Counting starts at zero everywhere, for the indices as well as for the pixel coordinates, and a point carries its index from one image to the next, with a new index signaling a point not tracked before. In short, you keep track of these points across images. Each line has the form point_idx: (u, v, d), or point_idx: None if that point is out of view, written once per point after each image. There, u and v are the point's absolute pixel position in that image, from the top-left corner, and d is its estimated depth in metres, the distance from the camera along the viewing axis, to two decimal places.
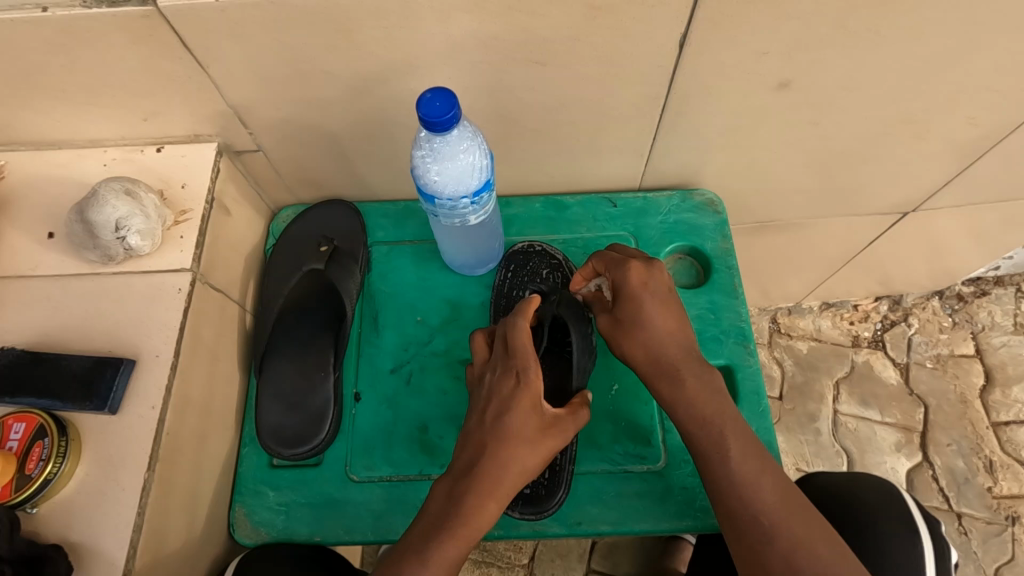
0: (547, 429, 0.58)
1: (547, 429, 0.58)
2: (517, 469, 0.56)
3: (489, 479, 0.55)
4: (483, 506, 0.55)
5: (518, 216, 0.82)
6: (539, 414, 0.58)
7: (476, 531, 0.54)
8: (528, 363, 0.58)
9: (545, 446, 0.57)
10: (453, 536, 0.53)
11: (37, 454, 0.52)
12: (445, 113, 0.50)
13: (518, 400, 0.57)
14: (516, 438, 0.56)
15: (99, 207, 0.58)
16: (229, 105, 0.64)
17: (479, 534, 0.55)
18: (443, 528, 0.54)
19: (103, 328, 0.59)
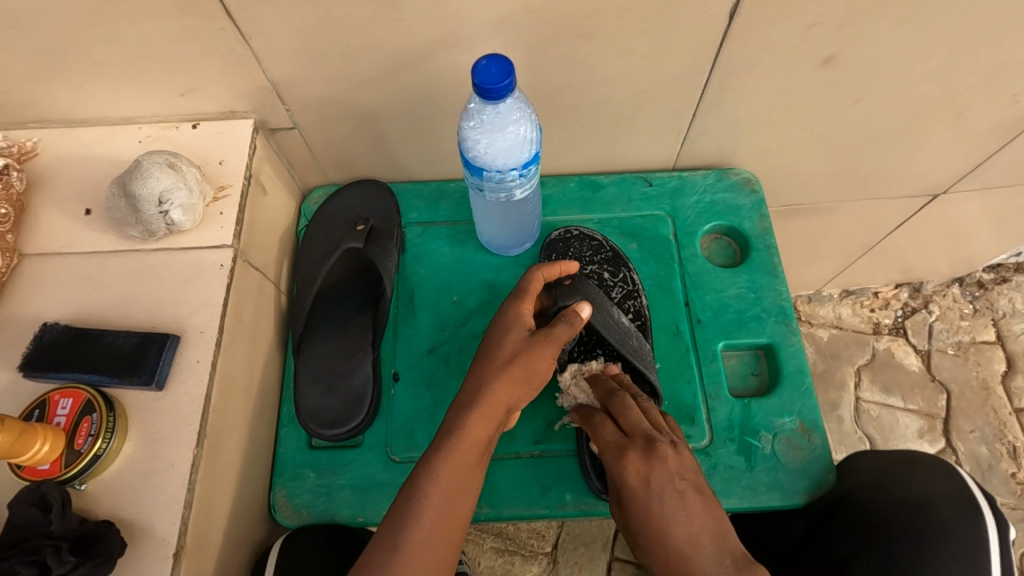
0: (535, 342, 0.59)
1: (532, 349, 0.58)
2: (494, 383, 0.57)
3: (471, 397, 0.56)
4: (468, 422, 0.55)
5: (553, 197, 0.81)
6: (516, 335, 0.60)
7: (462, 445, 0.54)
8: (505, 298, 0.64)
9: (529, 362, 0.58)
10: (442, 453, 0.53)
11: (86, 430, 0.51)
12: (500, 81, 0.49)
13: (496, 334, 0.61)
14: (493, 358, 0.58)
15: (141, 180, 0.57)
16: (269, 80, 0.63)
17: (472, 448, 0.54)
18: (437, 450, 0.54)
19: (145, 304, 0.58)
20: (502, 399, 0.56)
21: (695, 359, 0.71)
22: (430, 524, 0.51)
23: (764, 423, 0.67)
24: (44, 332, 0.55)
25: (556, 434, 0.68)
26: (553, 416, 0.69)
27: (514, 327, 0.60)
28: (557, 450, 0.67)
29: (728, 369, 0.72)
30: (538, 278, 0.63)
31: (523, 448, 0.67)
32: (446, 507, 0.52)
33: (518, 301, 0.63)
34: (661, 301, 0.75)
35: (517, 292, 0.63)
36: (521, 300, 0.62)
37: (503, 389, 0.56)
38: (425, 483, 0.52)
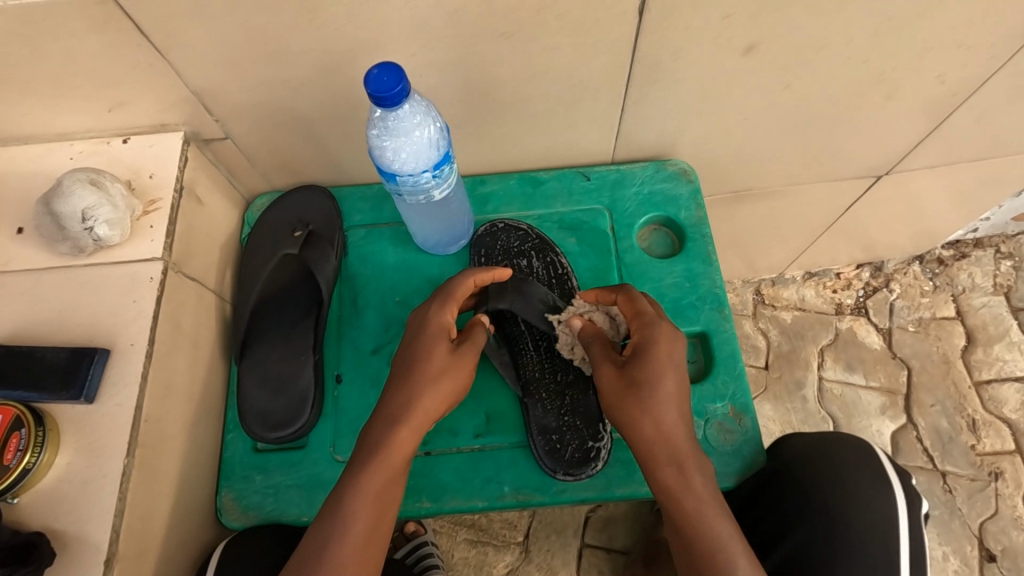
0: (457, 354, 0.62)
1: (452, 363, 0.62)
2: (426, 398, 0.59)
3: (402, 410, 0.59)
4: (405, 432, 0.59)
5: (493, 194, 0.82)
6: (440, 347, 0.62)
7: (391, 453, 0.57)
8: (431, 306, 0.64)
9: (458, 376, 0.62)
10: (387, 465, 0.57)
11: (15, 445, 0.52)
12: (392, 87, 0.50)
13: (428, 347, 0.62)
14: (423, 374, 0.60)
15: (65, 198, 0.58)
16: (192, 91, 0.64)
17: (399, 458, 0.58)
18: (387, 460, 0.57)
19: (77, 319, 0.59)
20: (429, 412, 0.60)
21: None
22: (361, 531, 0.55)
23: (698, 409, 0.69)
24: None
25: (495, 427, 0.69)
26: (492, 410, 0.70)
27: (440, 335, 0.62)
28: (496, 443, 0.69)
29: None
30: (468, 282, 0.65)
31: (464, 442, 0.69)
32: (377, 511, 0.56)
33: (444, 314, 0.63)
34: None
35: (444, 296, 0.64)
36: (444, 307, 0.64)
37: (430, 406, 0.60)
38: (366, 493, 0.55)
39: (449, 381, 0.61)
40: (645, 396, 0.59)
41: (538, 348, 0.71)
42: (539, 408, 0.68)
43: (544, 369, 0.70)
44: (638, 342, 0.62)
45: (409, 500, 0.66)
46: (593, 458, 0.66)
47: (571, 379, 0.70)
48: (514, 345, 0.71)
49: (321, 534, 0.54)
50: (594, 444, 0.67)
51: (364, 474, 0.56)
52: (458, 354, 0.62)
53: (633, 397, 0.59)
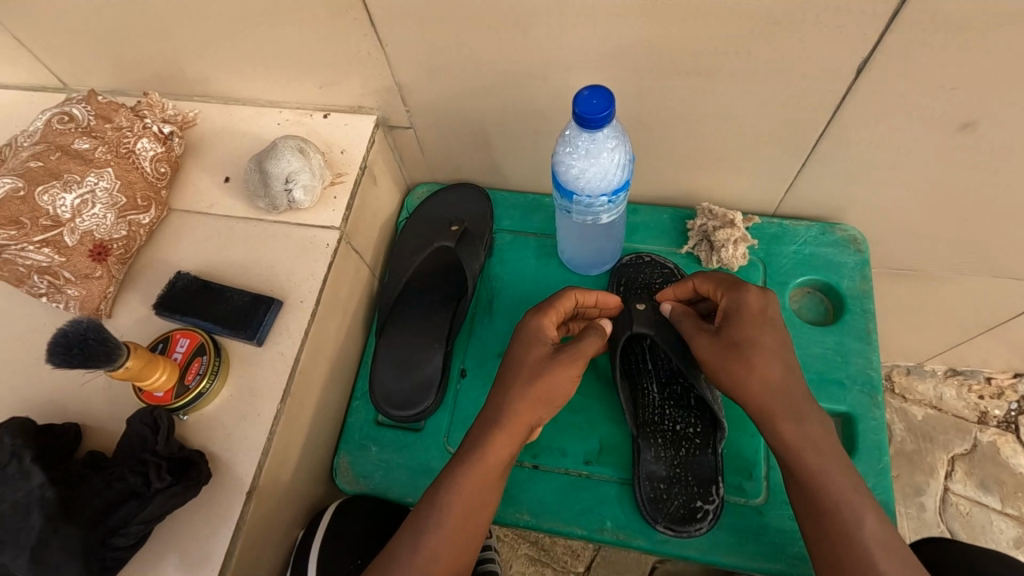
0: (561, 356, 0.59)
1: (553, 366, 0.58)
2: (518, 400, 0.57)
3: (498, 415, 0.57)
4: (513, 441, 0.57)
5: (644, 225, 0.81)
6: (537, 351, 0.60)
7: (483, 463, 0.56)
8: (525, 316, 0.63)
9: (566, 375, 0.58)
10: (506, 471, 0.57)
11: (195, 369, 0.58)
12: (600, 111, 0.51)
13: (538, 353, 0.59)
14: (539, 374, 0.57)
15: (275, 159, 0.63)
16: (396, 82, 0.69)
17: (492, 466, 0.56)
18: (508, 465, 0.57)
19: (260, 267, 0.65)
20: (534, 418, 0.58)
21: None
22: (450, 530, 0.55)
23: None
24: (178, 278, 0.63)
25: (606, 457, 0.68)
26: (607, 441, 0.69)
27: (535, 341, 0.61)
28: (605, 474, 0.68)
29: None
30: (568, 295, 0.63)
31: (572, 465, 0.68)
32: (469, 514, 0.56)
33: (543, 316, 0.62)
34: None
35: (535, 309, 0.64)
36: (539, 314, 0.63)
37: (534, 411, 0.58)
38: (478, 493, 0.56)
39: (549, 382, 0.58)
40: (751, 356, 0.57)
41: (661, 391, 0.69)
42: (650, 450, 0.66)
43: (663, 414, 0.68)
44: (728, 307, 0.60)
45: (510, 509, 0.67)
46: (698, 518, 0.62)
47: (690, 431, 0.66)
48: (638, 383, 0.69)
49: (413, 531, 0.55)
50: (702, 502, 0.63)
51: (471, 476, 0.56)
52: (560, 355, 0.59)
53: (735, 358, 0.57)
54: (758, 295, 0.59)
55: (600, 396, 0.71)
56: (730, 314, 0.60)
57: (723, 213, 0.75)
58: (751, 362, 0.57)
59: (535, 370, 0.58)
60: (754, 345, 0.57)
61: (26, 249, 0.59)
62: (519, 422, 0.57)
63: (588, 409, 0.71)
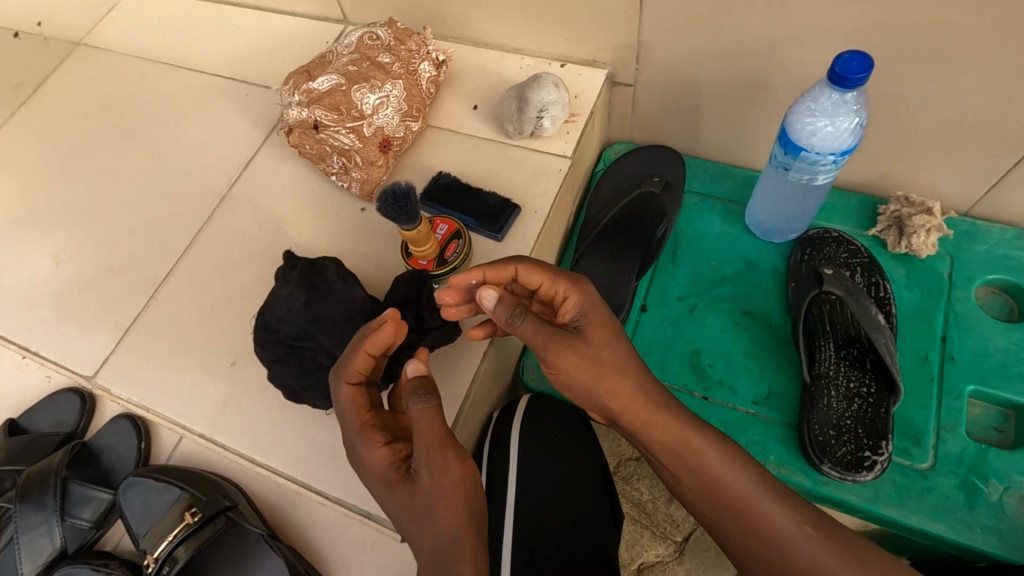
0: (437, 450, 0.50)
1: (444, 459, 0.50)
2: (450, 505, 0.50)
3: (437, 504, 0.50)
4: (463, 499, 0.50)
5: (831, 205, 0.85)
6: (394, 481, 0.52)
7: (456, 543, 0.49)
8: (352, 433, 0.53)
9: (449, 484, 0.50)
10: None
11: (453, 249, 0.70)
12: (857, 72, 0.57)
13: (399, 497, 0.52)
14: (432, 463, 0.50)
15: (537, 88, 0.73)
16: (639, 40, 0.78)
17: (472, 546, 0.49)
18: None
19: (500, 181, 0.77)
20: (463, 496, 0.50)
21: (937, 391, 0.72)
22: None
23: (999, 473, 0.67)
24: (441, 177, 0.76)
25: (773, 402, 0.74)
26: (775, 387, 0.75)
27: (393, 461, 0.53)
28: (771, 416, 0.74)
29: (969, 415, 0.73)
30: (360, 357, 0.53)
31: (740, 403, 0.75)
32: None
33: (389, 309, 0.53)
34: (916, 327, 0.76)
35: (359, 420, 0.54)
36: (370, 445, 0.53)
37: (454, 494, 0.50)
38: None
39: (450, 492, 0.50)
40: (590, 354, 0.55)
41: (837, 352, 0.74)
42: (821, 401, 0.71)
43: (837, 373, 0.73)
44: (575, 321, 0.57)
45: None
46: (864, 467, 0.67)
47: (862, 390, 0.71)
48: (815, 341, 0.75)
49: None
50: (869, 454, 0.68)
51: None
52: (432, 466, 0.50)
53: (566, 354, 0.55)
54: (579, 297, 0.57)
55: (772, 348, 0.78)
56: (579, 332, 0.56)
57: (921, 202, 0.79)
58: (589, 367, 0.55)
59: (421, 496, 0.50)
60: (568, 365, 0.55)
61: (338, 132, 0.73)
62: (460, 518, 0.50)
63: (760, 358, 0.77)
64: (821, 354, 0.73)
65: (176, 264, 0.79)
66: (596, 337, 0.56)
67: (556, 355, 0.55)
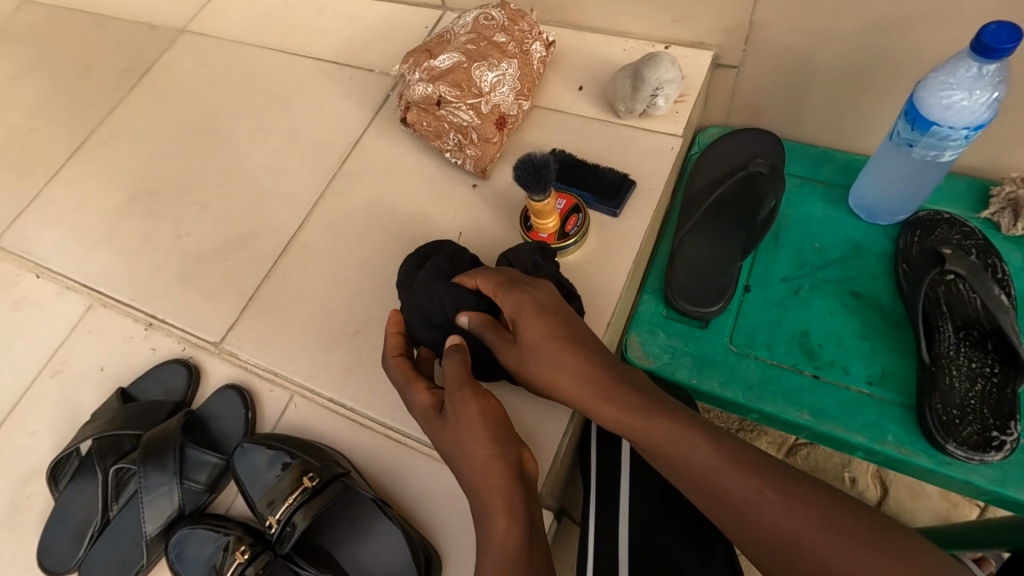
0: (455, 412, 0.56)
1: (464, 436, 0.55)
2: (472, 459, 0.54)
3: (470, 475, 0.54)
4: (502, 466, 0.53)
5: (940, 188, 0.84)
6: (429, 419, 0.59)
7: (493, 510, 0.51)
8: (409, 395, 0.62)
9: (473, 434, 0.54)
10: None
11: (573, 224, 0.71)
12: (1005, 43, 0.57)
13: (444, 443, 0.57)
14: (453, 429, 0.56)
15: (654, 66, 0.74)
16: (751, 20, 0.79)
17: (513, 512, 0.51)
18: None
19: (611, 159, 0.78)
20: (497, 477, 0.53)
21: None
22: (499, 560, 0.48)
23: None
24: (556, 153, 0.77)
25: (889, 382, 0.73)
26: (891, 368, 0.74)
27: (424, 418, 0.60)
28: (888, 397, 0.73)
29: None
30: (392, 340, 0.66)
31: (853, 383, 0.74)
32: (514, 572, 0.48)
33: (463, 309, 0.62)
34: None
35: (411, 381, 0.62)
36: (416, 390, 0.61)
37: (488, 467, 0.53)
38: None
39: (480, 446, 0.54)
40: (538, 351, 0.57)
41: (957, 333, 0.72)
42: (943, 381, 0.70)
43: (958, 353, 0.71)
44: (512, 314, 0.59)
45: (791, 407, 0.74)
46: (992, 448, 0.66)
47: (985, 371, 0.70)
48: (933, 321, 0.73)
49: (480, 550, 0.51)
50: (998, 434, 0.67)
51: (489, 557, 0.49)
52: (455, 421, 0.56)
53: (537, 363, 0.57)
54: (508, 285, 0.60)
55: (884, 329, 0.77)
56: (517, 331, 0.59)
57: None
58: (544, 370, 0.57)
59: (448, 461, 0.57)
60: (546, 370, 0.57)
61: (459, 108, 0.75)
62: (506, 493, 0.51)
63: (872, 339, 0.76)
64: (941, 334, 0.72)
65: (294, 237, 0.82)
66: (529, 339, 0.58)
67: (509, 353, 0.59)
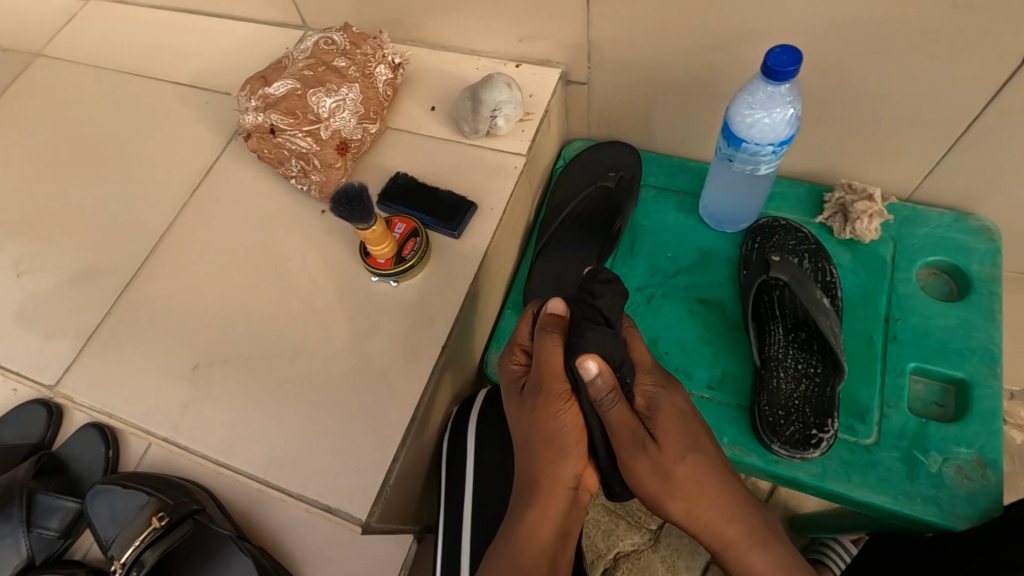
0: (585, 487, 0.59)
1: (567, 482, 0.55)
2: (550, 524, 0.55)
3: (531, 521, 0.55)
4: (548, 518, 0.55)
5: (781, 194, 0.88)
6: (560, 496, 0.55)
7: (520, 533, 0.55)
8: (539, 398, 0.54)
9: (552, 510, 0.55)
10: None
11: (410, 247, 0.71)
12: (787, 65, 0.60)
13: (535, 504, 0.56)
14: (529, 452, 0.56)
15: (489, 88, 0.76)
16: (589, 40, 0.81)
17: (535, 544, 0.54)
18: None
19: (456, 180, 0.78)
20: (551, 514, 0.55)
21: (881, 369, 0.75)
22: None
23: (939, 445, 0.70)
24: (399, 177, 0.77)
25: (727, 385, 0.77)
26: (729, 371, 0.78)
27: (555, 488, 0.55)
28: (725, 399, 0.76)
29: (912, 392, 0.75)
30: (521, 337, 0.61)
31: (695, 388, 0.77)
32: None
33: (590, 351, 0.52)
34: (861, 309, 0.79)
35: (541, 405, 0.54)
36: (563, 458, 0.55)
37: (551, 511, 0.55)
38: None
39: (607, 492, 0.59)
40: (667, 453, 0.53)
41: (786, 335, 0.77)
42: (771, 382, 0.74)
43: (787, 355, 0.76)
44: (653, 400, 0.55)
45: None
46: (811, 445, 0.70)
47: (809, 370, 0.74)
48: (765, 325, 0.78)
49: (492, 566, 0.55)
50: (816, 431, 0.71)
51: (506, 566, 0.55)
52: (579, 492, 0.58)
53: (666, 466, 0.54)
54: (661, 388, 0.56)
55: (725, 334, 0.80)
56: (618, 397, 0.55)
57: (862, 188, 0.82)
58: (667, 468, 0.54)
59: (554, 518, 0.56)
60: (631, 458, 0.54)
61: (295, 136, 0.74)
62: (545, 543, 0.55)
63: (714, 343, 0.80)
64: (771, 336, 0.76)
65: (140, 270, 0.80)
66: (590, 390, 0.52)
67: (667, 455, 0.54)
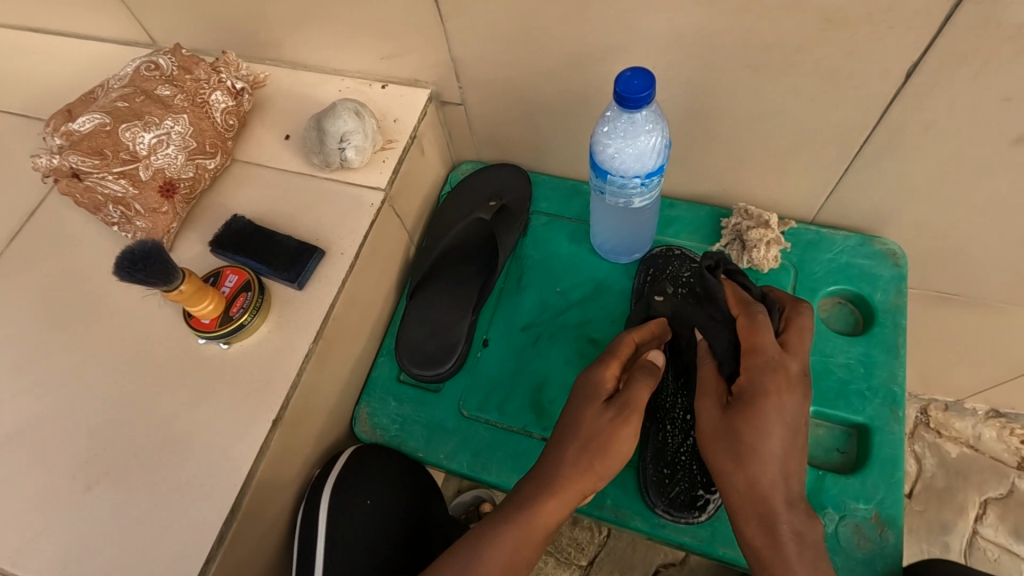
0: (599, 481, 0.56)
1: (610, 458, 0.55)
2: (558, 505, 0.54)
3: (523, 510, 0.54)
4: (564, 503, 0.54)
5: (679, 219, 0.82)
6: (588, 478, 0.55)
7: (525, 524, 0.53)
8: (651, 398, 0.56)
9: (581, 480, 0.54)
10: None
11: (241, 303, 0.63)
12: (639, 92, 0.53)
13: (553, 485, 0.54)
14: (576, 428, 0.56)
15: (333, 118, 0.68)
16: (452, 58, 0.72)
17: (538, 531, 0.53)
18: None
19: (305, 220, 0.70)
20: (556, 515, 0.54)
21: None
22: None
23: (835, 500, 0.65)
24: (234, 221, 0.68)
25: None
26: None
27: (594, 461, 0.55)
28: None
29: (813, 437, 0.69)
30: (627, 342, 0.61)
31: None
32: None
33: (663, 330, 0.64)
34: None
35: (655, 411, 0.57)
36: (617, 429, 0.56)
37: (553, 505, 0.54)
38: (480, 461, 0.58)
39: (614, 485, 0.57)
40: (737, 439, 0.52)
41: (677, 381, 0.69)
42: (657, 435, 0.67)
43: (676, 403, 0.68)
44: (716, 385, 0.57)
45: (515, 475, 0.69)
46: (697, 507, 0.64)
47: None
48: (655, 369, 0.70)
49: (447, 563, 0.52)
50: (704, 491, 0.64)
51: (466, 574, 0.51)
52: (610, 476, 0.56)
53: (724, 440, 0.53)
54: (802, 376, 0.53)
55: None
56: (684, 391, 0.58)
57: (759, 214, 0.76)
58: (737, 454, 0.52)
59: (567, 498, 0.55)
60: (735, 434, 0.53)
61: (106, 178, 0.65)
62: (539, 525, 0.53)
63: None
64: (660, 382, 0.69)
65: None
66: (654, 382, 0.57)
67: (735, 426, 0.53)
